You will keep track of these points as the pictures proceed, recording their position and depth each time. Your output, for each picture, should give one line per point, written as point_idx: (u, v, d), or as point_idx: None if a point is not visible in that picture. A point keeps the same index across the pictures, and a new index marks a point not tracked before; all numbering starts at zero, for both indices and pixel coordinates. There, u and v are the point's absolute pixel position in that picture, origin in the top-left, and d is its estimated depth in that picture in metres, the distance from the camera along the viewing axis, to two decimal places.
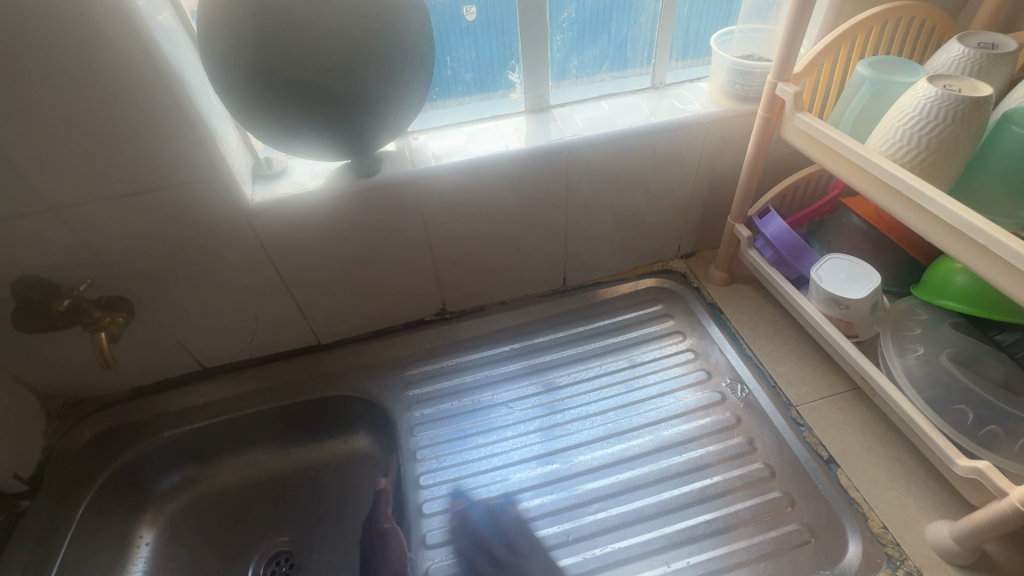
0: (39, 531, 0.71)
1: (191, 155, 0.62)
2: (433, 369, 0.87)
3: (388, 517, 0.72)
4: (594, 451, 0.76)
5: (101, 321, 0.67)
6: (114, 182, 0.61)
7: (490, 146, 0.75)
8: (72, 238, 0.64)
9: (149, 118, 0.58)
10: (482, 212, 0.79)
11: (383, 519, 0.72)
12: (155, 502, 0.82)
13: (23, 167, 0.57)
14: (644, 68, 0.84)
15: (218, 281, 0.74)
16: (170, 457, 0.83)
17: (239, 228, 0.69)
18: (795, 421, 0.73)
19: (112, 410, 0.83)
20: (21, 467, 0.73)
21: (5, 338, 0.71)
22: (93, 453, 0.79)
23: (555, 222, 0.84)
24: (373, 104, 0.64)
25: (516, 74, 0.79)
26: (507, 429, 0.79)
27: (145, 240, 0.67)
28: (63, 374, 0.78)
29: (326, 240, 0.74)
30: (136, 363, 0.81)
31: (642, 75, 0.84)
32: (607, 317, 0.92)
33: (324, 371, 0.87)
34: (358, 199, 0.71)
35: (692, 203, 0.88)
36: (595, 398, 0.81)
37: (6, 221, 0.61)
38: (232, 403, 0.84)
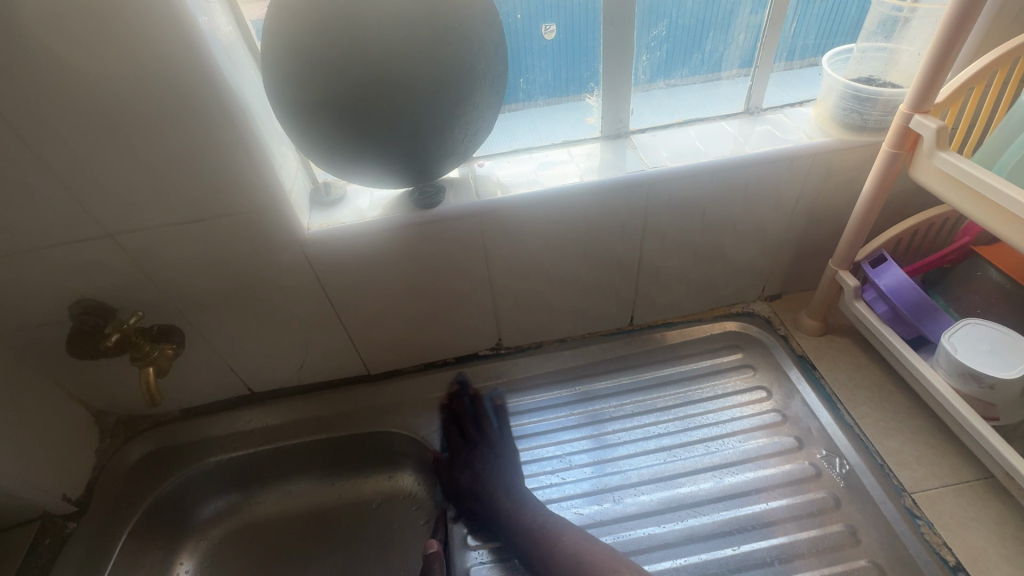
0: (84, 556, 0.70)
1: (248, 183, 0.59)
2: (484, 411, 0.81)
3: None
4: (663, 524, 0.67)
5: (151, 354, 0.65)
6: (172, 210, 0.59)
7: (563, 176, 0.68)
8: (130, 264, 0.62)
9: (208, 146, 0.55)
10: (549, 246, 0.72)
11: None
12: (197, 529, 0.80)
13: (85, 194, 0.56)
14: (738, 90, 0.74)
15: (269, 309, 0.71)
16: (214, 483, 0.80)
17: (293, 257, 0.66)
18: (911, 513, 0.62)
19: (160, 430, 0.81)
20: (71, 488, 0.73)
21: (64, 357, 0.71)
22: (140, 475, 0.77)
23: (627, 259, 0.76)
24: (440, 131, 0.59)
25: (594, 96, 0.72)
26: (563, 488, 0.72)
27: (198, 267, 0.64)
28: (117, 394, 0.78)
29: (381, 272, 0.70)
30: (185, 385, 0.79)
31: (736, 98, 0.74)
32: (679, 363, 0.83)
33: (371, 404, 0.82)
34: (417, 231, 0.66)
35: (784, 243, 0.78)
36: (663, 458, 0.73)
37: (69, 245, 0.59)
38: (277, 432, 0.81)
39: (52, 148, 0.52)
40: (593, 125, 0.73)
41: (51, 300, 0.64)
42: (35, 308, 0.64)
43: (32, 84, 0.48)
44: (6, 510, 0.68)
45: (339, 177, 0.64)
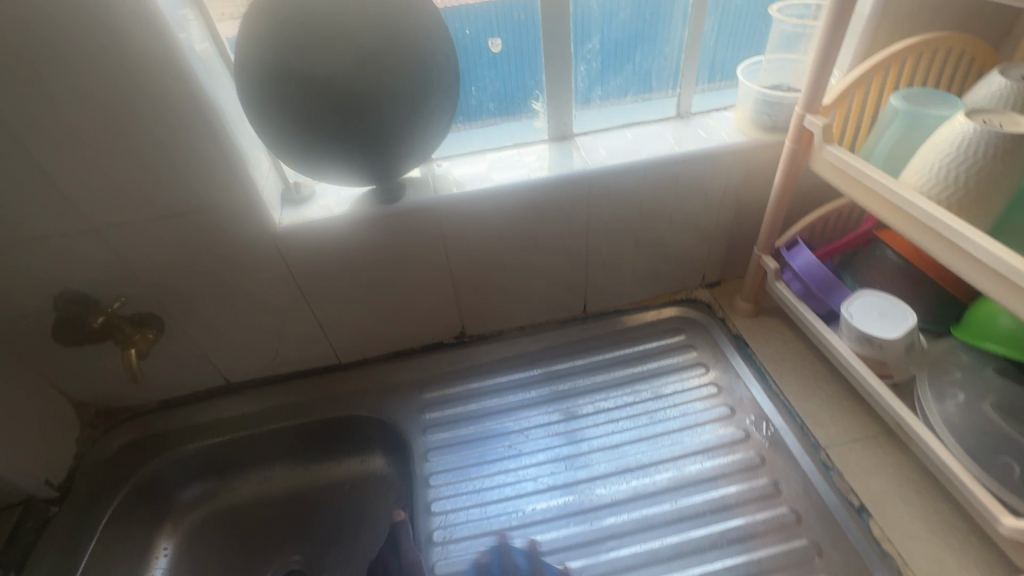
0: (65, 537, 0.73)
1: (223, 181, 0.65)
2: (450, 393, 0.87)
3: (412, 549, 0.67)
4: (611, 485, 0.73)
5: (131, 337, 0.71)
6: (152, 205, 0.64)
7: (512, 173, 0.75)
8: (111, 256, 0.67)
9: (186, 144, 0.61)
10: (503, 237, 0.79)
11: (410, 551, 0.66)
12: (175, 514, 0.83)
13: (70, 190, 0.61)
14: (669, 97, 0.83)
15: (243, 300, 0.76)
16: (192, 470, 0.84)
17: (265, 249, 0.71)
18: (824, 464, 0.70)
19: (140, 420, 0.85)
20: (53, 473, 0.76)
21: (46, 348, 0.75)
22: (119, 462, 0.81)
23: (576, 249, 0.83)
24: (396, 133, 0.66)
25: (540, 102, 0.80)
26: (522, 458, 0.78)
27: (176, 259, 0.70)
28: (97, 385, 0.82)
29: (348, 263, 0.76)
30: (164, 376, 0.83)
31: (667, 103, 0.83)
32: (629, 345, 0.90)
33: (343, 390, 0.88)
34: (380, 224, 0.73)
35: (717, 233, 0.87)
36: (613, 428, 0.80)
37: (54, 239, 0.64)
38: (253, 419, 0.86)
39: (41, 146, 0.58)
40: (540, 129, 0.81)
41: (35, 291, 0.68)
42: (20, 300, 0.69)
43: (26, 91, 0.54)
44: None
45: (308, 176, 0.71)
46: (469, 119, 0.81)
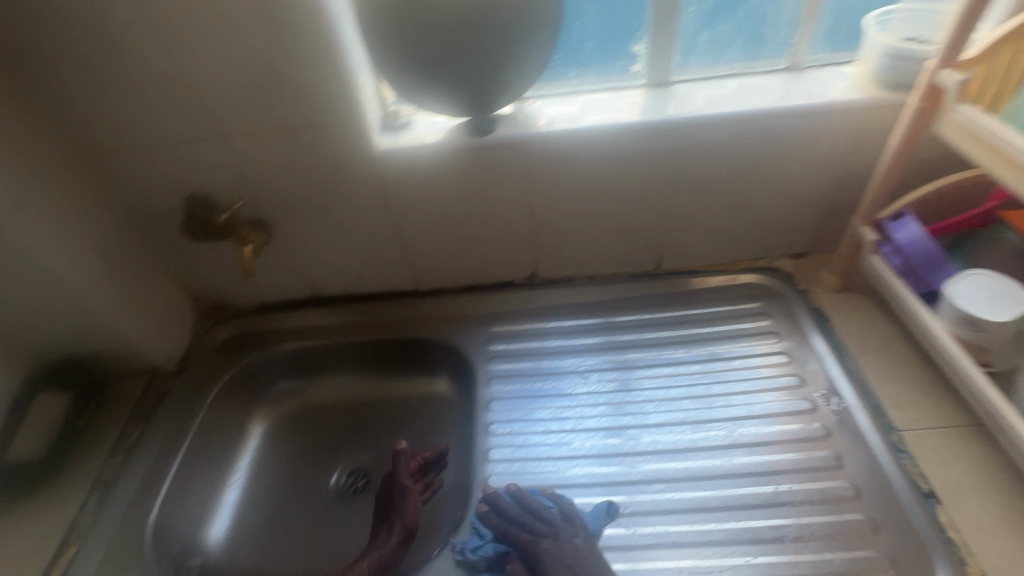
0: (181, 403, 0.85)
1: (334, 100, 0.69)
2: (516, 330, 0.90)
3: (408, 476, 0.76)
4: (665, 434, 0.75)
5: (246, 237, 0.79)
6: (272, 119, 0.71)
7: (606, 116, 0.75)
8: (233, 163, 0.75)
9: (307, 62, 0.66)
10: (587, 181, 0.79)
11: (404, 477, 0.76)
12: (265, 403, 0.94)
13: (206, 97, 0.68)
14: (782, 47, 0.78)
15: (340, 217, 0.83)
16: (283, 367, 0.95)
17: (363, 171, 0.76)
18: (896, 447, 0.67)
19: (243, 318, 0.96)
20: (172, 351, 0.88)
21: (174, 243, 0.85)
22: (225, 350, 0.93)
23: (658, 201, 0.82)
24: (498, 65, 0.67)
25: (641, 44, 0.77)
26: (578, 397, 0.81)
27: (286, 172, 0.76)
28: (210, 282, 0.92)
29: (437, 192, 0.80)
30: (265, 282, 0.93)
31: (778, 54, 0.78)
32: (698, 306, 0.89)
33: (417, 315, 0.94)
34: (471, 156, 0.76)
35: (812, 199, 0.82)
36: (673, 383, 0.80)
37: (189, 142, 0.73)
38: (338, 329, 0.94)
39: (186, 53, 0.65)
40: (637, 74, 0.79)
41: (170, 189, 0.78)
42: (158, 197, 0.79)
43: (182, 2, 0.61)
44: (125, 359, 0.84)
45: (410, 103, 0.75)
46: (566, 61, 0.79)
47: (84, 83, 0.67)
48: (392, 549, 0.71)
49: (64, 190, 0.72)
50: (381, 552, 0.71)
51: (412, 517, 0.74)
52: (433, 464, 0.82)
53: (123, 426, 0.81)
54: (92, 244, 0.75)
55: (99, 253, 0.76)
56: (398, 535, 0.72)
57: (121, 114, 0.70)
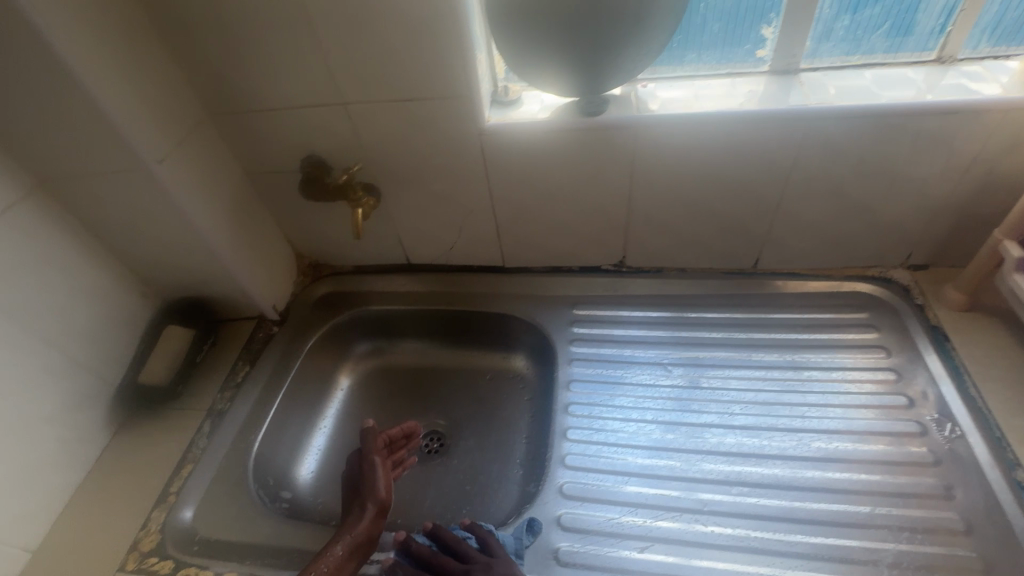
0: (282, 350, 0.91)
1: (451, 72, 0.70)
2: (599, 315, 0.90)
3: (373, 451, 0.73)
4: (750, 437, 0.72)
5: (360, 200, 0.81)
6: (391, 89, 0.73)
7: (726, 103, 0.72)
8: (350, 129, 0.79)
9: (432, 34, 0.67)
10: (694, 169, 0.76)
11: (370, 453, 0.73)
12: (352, 359, 1.00)
13: (333, 65, 0.71)
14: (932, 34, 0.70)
15: (440, 188, 0.85)
16: (371, 327, 1.00)
17: (471, 145, 0.78)
18: (1020, 486, 0.61)
19: (339, 277, 1.02)
20: (277, 302, 0.95)
21: (287, 201, 0.91)
22: (321, 306, 0.99)
23: (767, 196, 0.78)
24: (615, 45, 0.66)
25: (772, 27, 0.71)
26: (659, 389, 0.79)
27: (398, 141, 0.79)
28: (313, 241, 0.98)
29: (538, 172, 0.80)
30: (362, 245, 0.98)
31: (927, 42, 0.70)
32: (796, 311, 0.85)
33: (501, 291, 0.96)
34: (577, 135, 0.75)
35: (944, 208, 0.75)
36: (762, 387, 0.77)
37: (313, 107, 0.77)
38: (425, 296, 0.98)
39: (322, 20, 0.67)
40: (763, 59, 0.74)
41: (290, 150, 0.83)
42: (279, 157, 0.84)
43: None
44: (237, 305, 0.92)
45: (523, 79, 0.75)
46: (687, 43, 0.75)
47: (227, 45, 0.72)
48: (367, 527, 0.66)
49: (201, 146, 0.78)
50: (355, 529, 0.65)
51: (384, 490, 0.69)
52: (400, 444, 0.80)
53: (233, 365, 0.88)
54: (221, 197, 0.82)
55: (226, 205, 0.83)
56: (372, 509, 0.67)
57: (255, 79, 0.74)
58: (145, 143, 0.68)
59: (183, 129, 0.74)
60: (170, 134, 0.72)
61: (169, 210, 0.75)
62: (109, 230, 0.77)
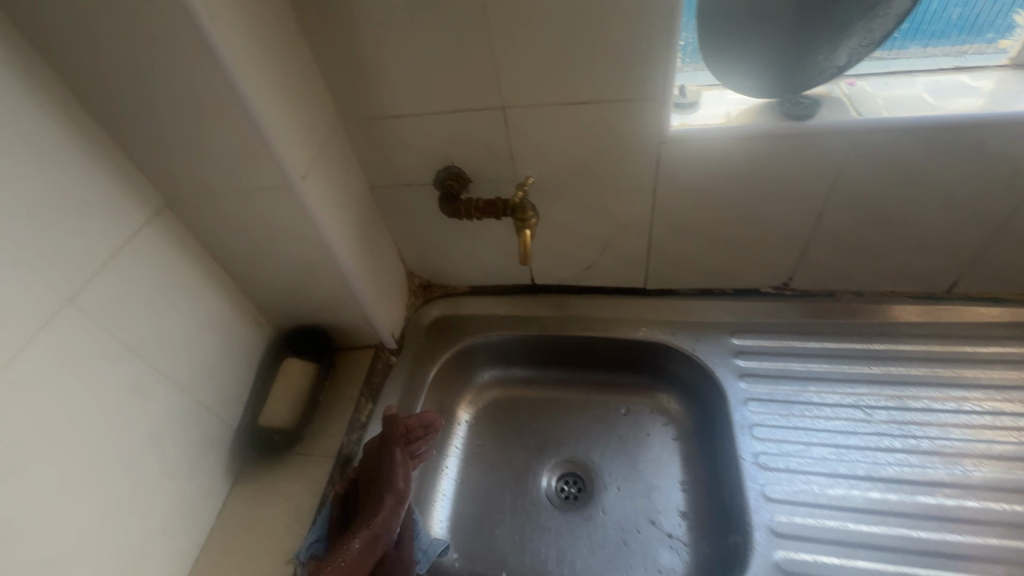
0: (405, 384, 0.82)
1: (640, 68, 0.60)
2: (767, 345, 0.79)
3: (399, 441, 0.68)
4: (993, 501, 0.61)
5: (530, 220, 0.70)
6: (561, 89, 0.63)
7: (965, 102, 0.61)
8: (502, 136, 0.69)
9: (624, 25, 0.57)
10: (910, 181, 0.65)
11: (392, 442, 0.68)
12: (472, 391, 0.90)
13: (499, 62, 0.62)
14: None
15: (593, 201, 0.75)
16: (493, 355, 0.90)
17: (644, 153, 0.67)
18: None
19: (453, 298, 0.92)
20: (394, 328, 0.86)
21: (409, 217, 0.82)
22: (437, 331, 0.89)
23: (994, 212, 0.66)
24: (841, 25, 0.58)
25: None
26: (862, 435, 0.68)
27: (556, 149, 0.69)
28: (429, 259, 0.89)
29: (716, 184, 0.70)
30: (484, 263, 0.88)
31: None
32: (1008, 344, 0.73)
33: (644, 316, 0.85)
34: (775, 142, 0.64)
35: None
36: (990, 437, 0.66)
37: (463, 111, 0.67)
38: (555, 321, 0.87)
39: (496, 9, 0.58)
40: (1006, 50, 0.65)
41: (426, 160, 0.73)
42: (412, 168, 0.75)
43: None
44: (355, 332, 0.83)
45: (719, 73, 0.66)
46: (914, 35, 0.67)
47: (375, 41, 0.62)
48: (386, 517, 0.62)
49: (334, 157, 0.69)
50: (374, 519, 0.61)
51: (405, 483, 0.65)
52: (421, 436, 0.72)
53: (356, 402, 0.79)
54: (350, 213, 0.73)
55: (355, 222, 0.74)
56: (392, 500, 0.63)
57: (402, 80, 0.65)
58: (289, 154, 0.59)
59: (319, 137, 0.65)
60: (308, 144, 0.63)
61: (301, 230, 0.66)
62: (232, 251, 0.69)
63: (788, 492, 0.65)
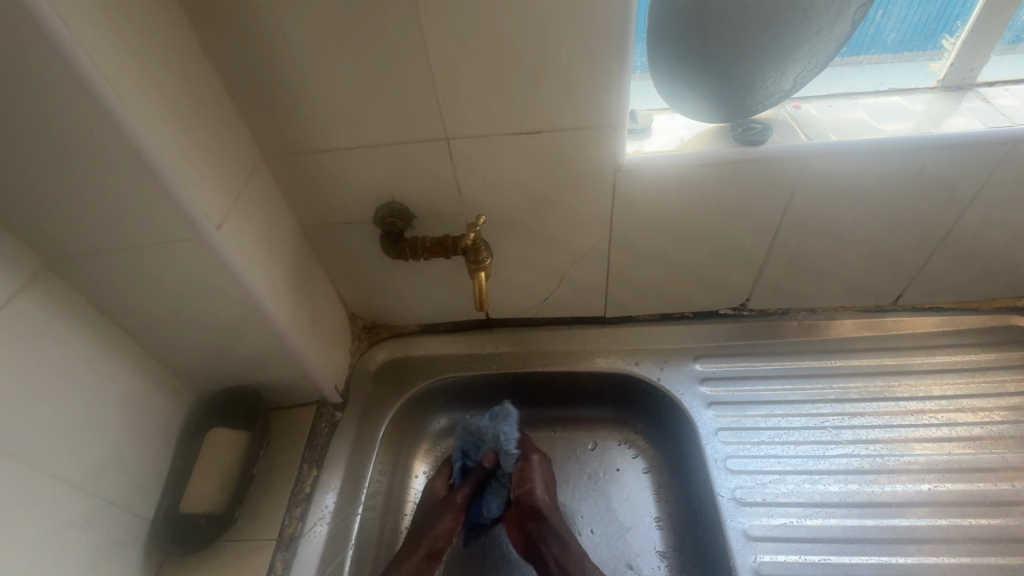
0: (354, 443, 0.73)
1: (591, 97, 0.57)
2: (731, 370, 0.77)
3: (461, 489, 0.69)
4: (958, 517, 0.62)
5: (484, 261, 0.64)
6: (509, 119, 0.59)
7: (904, 124, 0.63)
8: (447, 168, 0.63)
9: (572, 54, 0.54)
10: (858, 203, 0.66)
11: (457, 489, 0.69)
12: (429, 441, 0.82)
13: (439, 92, 0.57)
14: None
15: (547, 233, 0.70)
16: (449, 399, 0.82)
17: (599, 183, 0.64)
18: None
19: (401, 339, 0.84)
20: (338, 380, 0.77)
21: (348, 257, 0.74)
22: (386, 377, 0.81)
23: (934, 227, 0.68)
24: (785, 51, 0.57)
25: (952, 39, 0.65)
26: (830, 458, 0.68)
27: (506, 181, 0.64)
28: (372, 299, 0.81)
29: (672, 212, 0.67)
30: (433, 301, 0.81)
31: None
32: (953, 353, 0.75)
33: (606, 347, 0.81)
34: (729, 168, 0.63)
35: None
36: (948, 449, 0.67)
37: (402, 143, 0.61)
38: (514, 358, 0.82)
39: (435, 37, 0.53)
40: (934, 73, 0.68)
41: (364, 196, 0.67)
42: (347, 206, 0.68)
43: None
44: (292, 388, 0.74)
45: (668, 96, 0.65)
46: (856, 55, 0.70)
47: (296, 70, 0.55)
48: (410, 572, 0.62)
49: (256, 199, 0.61)
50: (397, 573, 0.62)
51: (439, 533, 0.65)
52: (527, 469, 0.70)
53: (297, 471, 0.70)
54: (281, 260, 0.64)
55: (286, 269, 0.65)
56: (421, 553, 0.63)
57: (332, 112, 0.59)
58: (203, 205, 0.51)
59: (237, 180, 0.57)
60: (223, 190, 0.55)
61: (221, 286, 0.57)
62: (136, 315, 0.59)
63: (769, 528, 0.63)
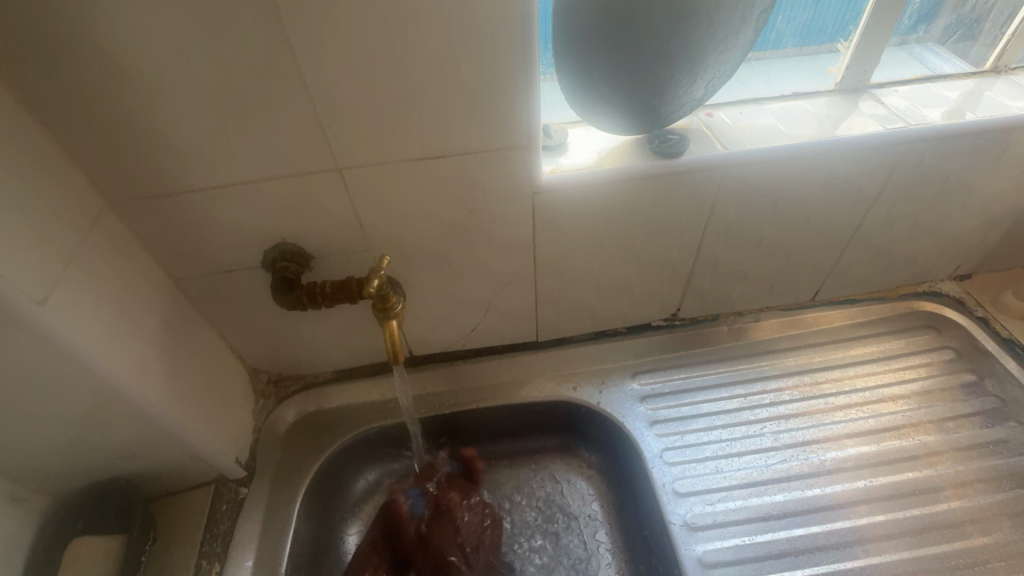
0: (263, 525, 0.63)
1: (499, 115, 0.51)
2: (670, 385, 0.75)
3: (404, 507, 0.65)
4: (894, 512, 0.63)
5: (393, 308, 0.58)
6: (410, 144, 0.52)
7: (810, 128, 0.63)
8: (344, 202, 0.55)
9: (474, 71, 0.48)
10: (776, 208, 0.66)
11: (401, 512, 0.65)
12: (356, 500, 0.73)
13: (323, 118, 0.49)
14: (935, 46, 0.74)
15: (467, 264, 0.64)
16: (373, 451, 0.74)
17: (518, 206, 0.59)
18: None
19: (314, 390, 0.74)
20: (240, 450, 0.66)
21: (238, 308, 0.64)
22: (297, 438, 0.71)
23: (845, 226, 0.70)
24: (694, 59, 0.55)
25: (849, 41, 0.68)
26: (773, 467, 0.67)
27: (415, 211, 0.57)
28: (274, 350, 0.70)
29: (597, 230, 0.64)
30: (346, 345, 0.72)
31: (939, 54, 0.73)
32: (869, 342, 0.78)
33: (542, 373, 0.76)
34: (650, 183, 0.60)
35: (1003, 218, 0.73)
36: (877, 442, 0.69)
37: (285, 176, 0.52)
38: (443, 397, 0.74)
39: (310, 57, 0.45)
40: (833, 76, 0.70)
41: (247, 240, 0.57)
42: (228, 252, 0.57)
43: None
44: (182, 470, 0.62)
45: (581, 109, 0.61)
46: (760, 53, 0.71)
47: (138, 100, 0.45)
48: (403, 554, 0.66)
49: (102, 258, 0.49)
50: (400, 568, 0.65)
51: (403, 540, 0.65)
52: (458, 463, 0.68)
53: (195, 569, 0.60)
54: (146, 326, 0.53)
55: (157, 336, 0.54)
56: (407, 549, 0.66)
57: (192, 148, 0.49)
58: (20, 279, 0.40)
59: (71, 240, 0.46)
60: (48, 253, 0.43)
61: (63, 373, 0.46)
62: None
63: (723, 552, 0.61)
